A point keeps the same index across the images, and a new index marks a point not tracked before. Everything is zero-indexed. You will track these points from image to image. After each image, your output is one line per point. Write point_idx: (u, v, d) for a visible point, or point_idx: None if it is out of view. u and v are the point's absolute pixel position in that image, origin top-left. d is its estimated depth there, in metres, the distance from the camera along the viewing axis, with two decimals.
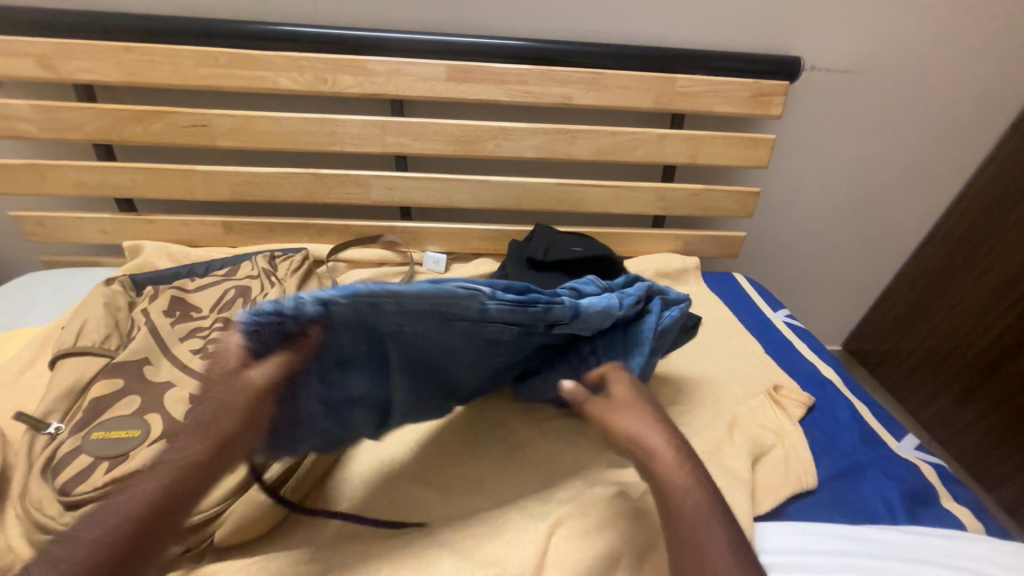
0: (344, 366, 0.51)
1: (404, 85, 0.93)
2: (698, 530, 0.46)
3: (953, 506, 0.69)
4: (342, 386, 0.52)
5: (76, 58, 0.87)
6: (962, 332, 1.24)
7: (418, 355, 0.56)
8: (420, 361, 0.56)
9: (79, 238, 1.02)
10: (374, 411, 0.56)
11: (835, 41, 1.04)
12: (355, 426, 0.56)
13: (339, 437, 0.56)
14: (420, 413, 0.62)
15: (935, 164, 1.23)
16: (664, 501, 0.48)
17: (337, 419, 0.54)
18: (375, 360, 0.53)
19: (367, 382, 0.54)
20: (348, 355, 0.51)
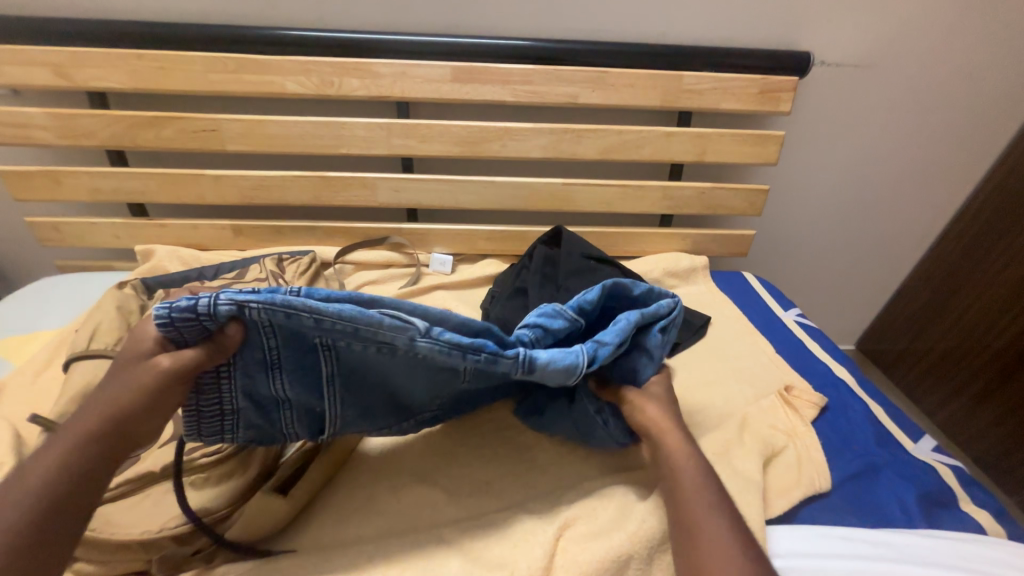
0: (268, 365, 0.51)
1: (410, 87, 0.93)
2: (690, 481, 0.53)
3: (973, 510, 0.67)
4: (267, 381, 0.52)
5: (89, 66, 0.88)
6: (978, 331, 1.21)
7: (354, 367, 0.54)
8: (358, 372, 0.55)
9: (93, 243, 1.04)
10: (307, 413, 0.56)
11: (845, 35, 1.02)
12: (286, 425, 0.56)
13: (272, 434, 0.56)
14: (365, 425, 0.60)
15: (949, 159, 1.20)
16: (666, 454, 0.56)
17: (266, 413, 0.55)
18: (306, 364, 0.53)
19: (297, 383, 0.54)
20: (270, 352, 0.51)
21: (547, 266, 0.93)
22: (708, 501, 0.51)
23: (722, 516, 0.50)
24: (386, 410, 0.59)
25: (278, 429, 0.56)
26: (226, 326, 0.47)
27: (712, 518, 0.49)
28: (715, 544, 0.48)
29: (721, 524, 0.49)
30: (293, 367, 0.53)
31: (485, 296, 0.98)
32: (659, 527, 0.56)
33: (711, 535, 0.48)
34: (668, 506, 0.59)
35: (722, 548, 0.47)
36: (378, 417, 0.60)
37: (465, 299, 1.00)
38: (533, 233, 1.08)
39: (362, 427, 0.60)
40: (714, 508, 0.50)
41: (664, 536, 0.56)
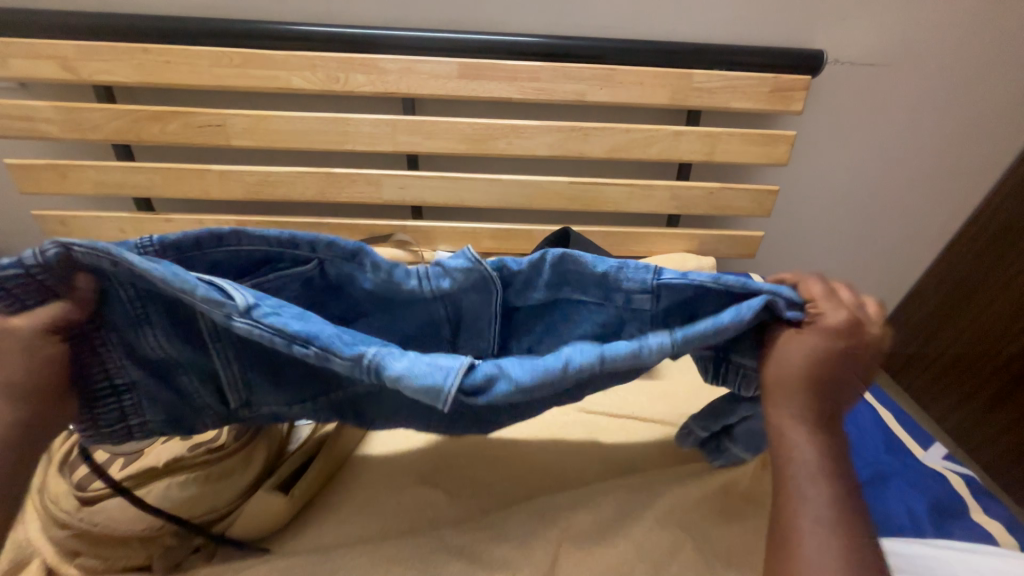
0: (132, 323, 0.43)
1: (416, 83, 0.93)
2: (809, 473, 0.40)
3: (984, 520, 0.65)
4: (141, 343, 0.44)
5: (95, 59, 0.88)
6: (991, 336, 1.18)
7: (241, 328, 0.45)
8: (248, 334, 0.45)
9: (99, 237, 1.04)
10: (205, 376, 0.48)
11: (859, 33, 1.00)
12: (189, 392, 0.48)
13: (183, 410, 0.48)
14: (283, 396, 0.49)
15: (963, 160, 1.18)
16: (784, 435, 0.43)
17: (161, 386, 0.46)
18: (185, 322, 0.44)
19: (181, 345, 0.45)
20: (132, 306, 0.42)
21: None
22: (825, 506, 0.39)
23: (843, 531, 0.37)
24: (306, 385, 0.49)
25: (186, 402, 0.48)
26: (74, 281, 0.39)
27: (825, 526, 0.38)
28: (814, 558, 0.36)
29: (833, 538, 0.37)
30: (173, 325, 0.44)
31: None
32: (664, 537, 0.55)
33: (816, 544, 0.37)
34: (673, 514, 0.58)
35: (826, 563, 0.36)
36: (296, 392, 0.49)
37: None
38: (539, 232, 1.07)
39: (283, 399, 0.50)
40: (832, 517, 0.38)
41: (670, 547, 0.55)
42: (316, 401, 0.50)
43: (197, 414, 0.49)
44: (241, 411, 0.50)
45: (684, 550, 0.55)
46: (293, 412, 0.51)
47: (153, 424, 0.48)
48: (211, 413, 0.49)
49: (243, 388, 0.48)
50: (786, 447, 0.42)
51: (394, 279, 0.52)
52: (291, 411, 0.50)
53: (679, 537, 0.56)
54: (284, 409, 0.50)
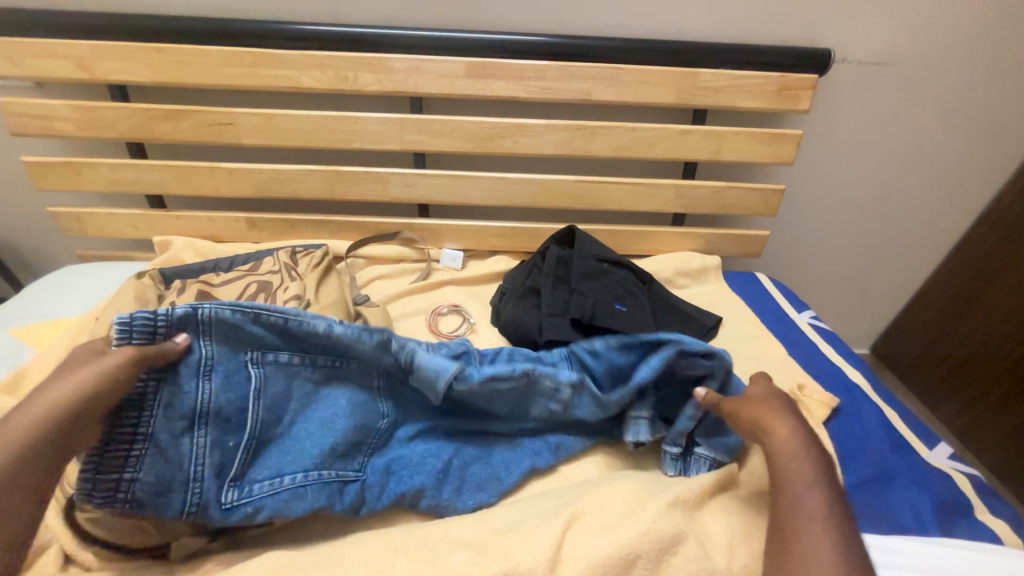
0: (199, 373, 0.59)
1: (423, 82, 0.94)
2: (800, 482, 0.48)
3: (989, 519, 0.65)
4: (194, 395, 0.58)
5: (110, 59, 0.90)
6: (1000, 337, 1.18)
7: (277, 394, 0.63)
8: (279, 399, 0.63)
9: (112, 233, 1.06)
10: (217, 440, 0.58)
11: (867, 32, 1.00)
12: (193, 456, 0.56)
13: (176, 478, 0.54)
14: (275, 469, 0.60)
15: (973, 160, 1.17)
16: (774, 455, 0.52)
17: (178, 443, 0.56)
18: (233, 383, 0.61)
19: (221, 404, 0.59)
20: (207, 361, 0.60)
21: (559, 267, 0.93)
22: (817, 507, 0.46)
23: (833, 525, 0.44)
24: (299, 453, 0.61)
25: (184, 468, 0.55)
26: (185, 331, 0.59)
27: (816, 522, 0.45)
28: (814, 550, 0.43)
29: (825, 531, 0.44)
30: (225, 382, 0.60)
31: (496, 292, 0.98)
32: (668, 528, 0.56)
33: (813, 536, 0.44)
34: (677, 508, 0.58)
35: (822, 554, 0.42)
36: (291, 461, 0.60)
37: (474, 295, 1.01)
38: (545, 230, 1.07)
39: (272, 475, 0.59)
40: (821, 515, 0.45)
41: (673, 538, 0.56)
42: (303, 472, 0.60)
43: (184, 489, 0.55)
44: (227, 493, 0.57)
45: (685, 543, 0.56)
46: (273, 496, 0.58)
47: (139, 487, 0.52)
48: (201, 488, 0.55)
49: (245, 459, 0.59)
50: (777, 463, 0.51)
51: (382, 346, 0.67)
52: (276, 488, 0.58)
53: (681, 531, 0.56)
54: (268, 489, 0.58)
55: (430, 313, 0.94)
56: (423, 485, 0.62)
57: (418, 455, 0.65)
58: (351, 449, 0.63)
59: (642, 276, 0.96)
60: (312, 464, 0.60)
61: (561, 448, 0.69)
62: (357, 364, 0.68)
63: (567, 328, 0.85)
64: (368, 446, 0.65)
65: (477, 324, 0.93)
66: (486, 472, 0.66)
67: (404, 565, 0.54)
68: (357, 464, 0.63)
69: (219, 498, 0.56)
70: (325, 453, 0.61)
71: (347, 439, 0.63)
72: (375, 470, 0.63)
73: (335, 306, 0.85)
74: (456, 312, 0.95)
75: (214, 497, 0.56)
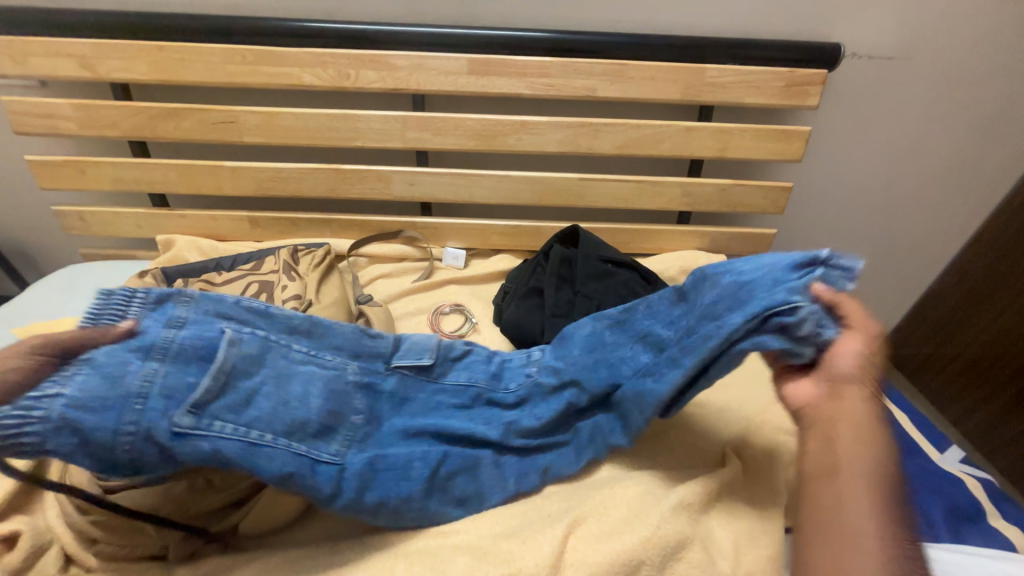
0: (169, 323, 0.55)
1: (426, 80, 0.93)
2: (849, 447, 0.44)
3: (1002, 525, 0.64)
4: (156, 338, 0.53)
5: (113, 57, 0.90)
6: (1010, 337, 1.16)
7: (252, 355, 0.57)
8: (255, 361, 0.57)
9: (116, 232, 1.07)
10: (172, 376, 0.52)
11: (879, 25, 0.97)
12: (141, 381, 0.50)
13: (110, 399, 0.48)
14: (246, 421, 0.53)
15: (986, 157, 1.15)
16: (841, 416, 0.46)
17: (127, 373, 0.50)
18: (204, 337, 0.55)
19: (184, 350, 0.54)
20: (180, 317, 0.56)
21: (562, 267, 0.92)
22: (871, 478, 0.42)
23: (876, 496, 0.41)
24: (272, 418, 0.55)
25: (127, 389, 0.49)
26: (165, 301, 0.57)
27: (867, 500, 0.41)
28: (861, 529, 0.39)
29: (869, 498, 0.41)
30: (195, 332, 0.55)
31: (499, 292, 0.98)
32: (672, 533, 0.55)
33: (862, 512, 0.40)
34: (684, 513, 0.57)
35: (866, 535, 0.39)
36: (251, 425, 0.53)
37: (477, 295, 1.00)
38: (548, 229, 1.06)
39: (239, 425, 0.53)
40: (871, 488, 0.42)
41: (677, 544, 0.55)
42: (274, 436, 0.54)
43: (125, 407, 0.49)
44: (182, 418, 0.50)
45: (690, 548, 0.55)
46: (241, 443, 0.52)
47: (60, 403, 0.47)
48: (146, 409, 0.49)
49: (212, 391, 0.53)
50: (839, 430, 0.46)
51: (360, 336, 0.65)
52: (242, 441, 0.52)
53: (686, 535, 0.55)
54: (225, 432, 0.52)
55: (432, 312, 0.94)
56: (410, 494, 0.58)
57: (404, 456, 0.60)
58: (325, 431, 0.57)
59: (646, 274, 0.95)
60: (284, 430, 0.55)
61: (551, 469, 0.64)
62: (334, 358, 0.63)
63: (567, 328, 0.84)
64: (348, 437, 0.59)
65: (480, 323, 0.93)
66: (471, 487, 0.61)
67: (405, 569, 0.54)
68: (333, 451, 0.57)
69: (154, 433, 0.49)
70: (287, 429, 0.55)
71: (320, 421, 0.57)
72: (357, 462, 0.57)
73: (336, 306, 0.85)
74: (458, 311, 0.95)
75: (165, 418, 0.50)
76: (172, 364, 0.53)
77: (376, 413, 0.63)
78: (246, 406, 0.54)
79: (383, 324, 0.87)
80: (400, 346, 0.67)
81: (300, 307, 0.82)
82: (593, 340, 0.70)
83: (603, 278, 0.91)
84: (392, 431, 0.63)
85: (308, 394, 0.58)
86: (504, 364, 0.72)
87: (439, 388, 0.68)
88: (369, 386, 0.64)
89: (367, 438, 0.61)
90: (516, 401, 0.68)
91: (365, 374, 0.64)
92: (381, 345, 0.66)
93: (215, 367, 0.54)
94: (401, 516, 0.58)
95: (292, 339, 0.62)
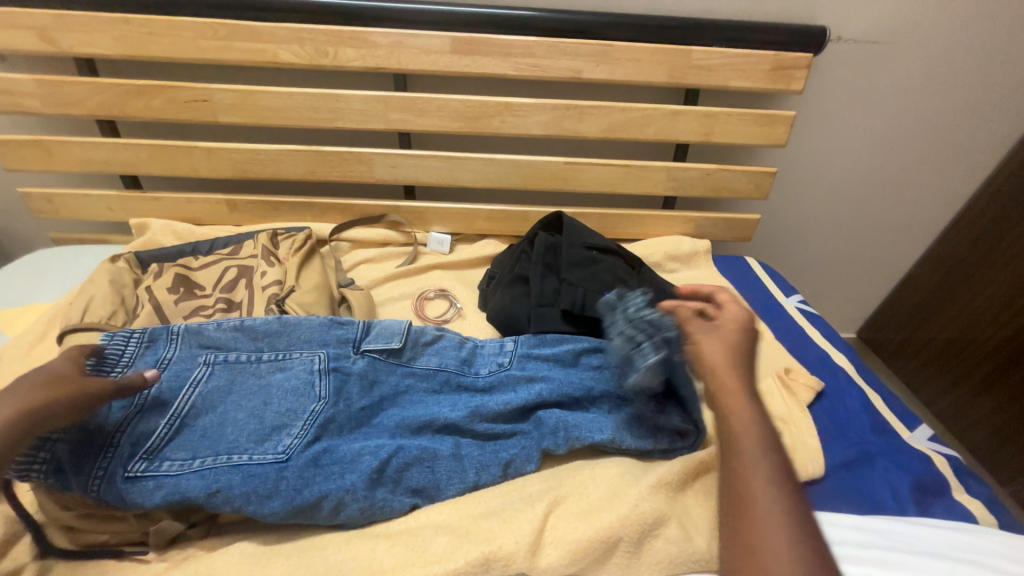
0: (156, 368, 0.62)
1: (408, 58, 0.90)
2: (750, 446, 0.47)
3: (965, 499, 0.67)
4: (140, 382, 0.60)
5: (77, 30, 0.85)
6: (983, 321, 1.20)
7: (219, 385, 0.63)
8: (219, 390, 0.62)
9: (87, 216, 1.03)
10: (149, 416, 0.58)
11: (865, 8, 0.97)
12: (118, 428, 0.56)
13: (95, 444, 0.55)
14: (192, 450, 0.57)
15: (965, 144, 1.16)
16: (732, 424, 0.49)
17: (113, 418, 0.57)
18: (181, 375, 0.62)
19: (163, 389, 0.60)
20: (165, 359, 0.63)
21: (547, 254, 0.92)
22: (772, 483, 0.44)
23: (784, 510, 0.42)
24: (217, 439, 0.58)
25: (108, 431, 0.56)
26: (156, 338, 0.64)
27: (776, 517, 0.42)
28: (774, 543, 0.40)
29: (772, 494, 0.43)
30: (175, 373, 0.62)
31: (484, 277, 0.97)
32: (650, 511, 0.56)
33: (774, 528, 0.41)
34: (661, 491, 0.58)
35: (784, 550, 0.40)
36: (206, 446, 0.57)
37: (462, 280, 0.99)
38: (534, 214, 1.05)
39: (186, 456, 0.56)
40: (776, 486, 0.44)
41: (655, 521, 0.56)
42: (216, 455, 0.57)
43: (99, 456, 0.54)
44: (136, 464, 0.55)
45: (667, 525, 0.56)
46: (176, 478, 0.54)
47: (60, 448, 0.53)
48: (114, 457, 0.54)
49: (165, 436, 0.57)
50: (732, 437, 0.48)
51: (330, 326, 0.70)
52: (185, 468, 0.55)
53: (663, 513, 0.56)
54: (176, 468, 0.55)
55: (416, 298, 0.93)
56: (352, 485, 0.56)
57: (353, 451, 0.60)
58: (272, 433, 0.60)
59: (629, 260, 0.96)
60: (235, 445, 0.58)
61: (511, 465, 0.64)
62: (302, 354, 0.67)
63: (554, 314, 0.84)
64: (300, 430, 0.60)
65: (464, 309, 0.92)
66: (425, 479, 0.60)
67: (386, 549, 0.54)
68: (279, 447, 0.58)
69: (124, 470, 0.54)
70: (243, 439, 0.58)
71: (268, 425, 0.60)
72: (302, 457, 0.57)
73: (317, 291, 0.84)
74: (443, 296, 0.95)
75: (121, 464, 0.54)
76: (148, 404, 0.59)
77: (339, 396, 0.65)
78: (208, 435, 0.58)
79: (367, 308, 0.86)
80: (371, 331, 0.71)
81: (281, 293, 0.81)
82: (566, 357, 0.74)
83: (587, 263, 0.91)
84: (349, 421, 0.64)
85: (270, 402, 0.62)
86: (475, 350, 0.75)
87: (410, 372, 0.70)
88: (336, 370, 0.66)
89: (325, 427, 0.62)
90: (484, 386, 0.70)
91: (332, 360, 0.67)
92: (350, 331, 0.70)
93: (186, 402, 0.60)
94: (345, 513, 0.57)
95: (263, 349, 0.67)
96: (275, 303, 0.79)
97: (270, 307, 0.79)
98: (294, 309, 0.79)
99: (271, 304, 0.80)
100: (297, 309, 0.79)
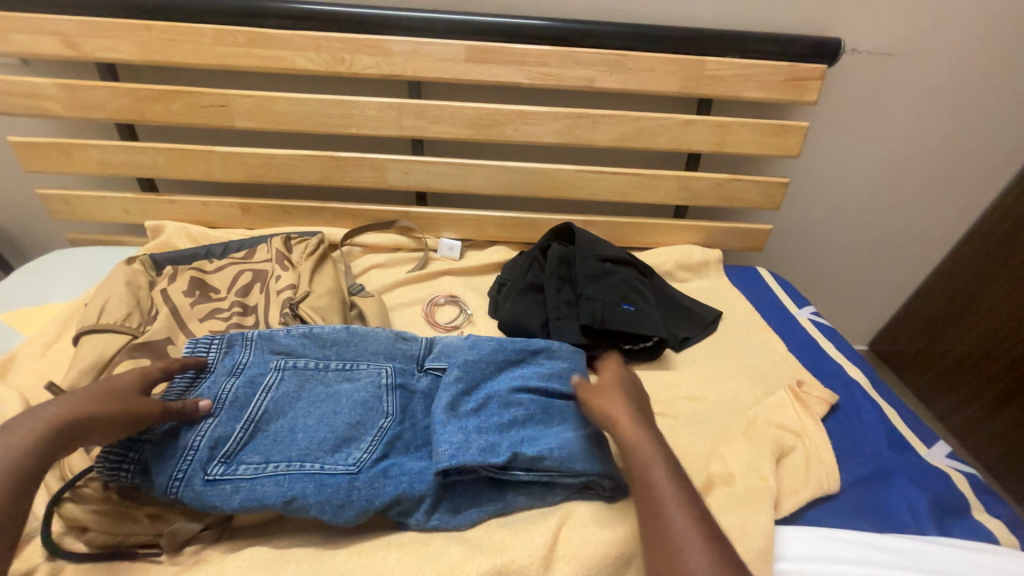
0: (231, 373, 0.62)
1: (423, 66, 0.91)
2: (654, 471, 0.51)
3: (986, 518, 0.65)
4: (218, 387, 0.61)
5: (98, 36, 0.87)
6: (997, 337, 1.18)
7: (288, 392, 0.63)
8: (289, 396, 0.63)
9: (103, 218, 1.04)
10: (226, 422, 0.58)
11: (880, 21, 0.97)
12: (198, 430, 0.56)
13: (176, 446, 0.55)
14: (265, 455, 0.57)
15: (980, 156, 1.15)
16: (625, 447, 0.55)
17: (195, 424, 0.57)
18: (256, 381, 0.62)
19: (238, 394, 0.61)
20: (240, 364, 0.63)
21: (561, 266, 0.91)
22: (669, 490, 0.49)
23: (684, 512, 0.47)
24: (291, 444, 0.58)
25: (182, 437, 0.56)
26: (233, 344, 0.65)
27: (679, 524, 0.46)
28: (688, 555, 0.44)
29: (686, 511, 0.47)
30: (250, 380, 0.62)
31: (494, 284, 0.97)
32: None
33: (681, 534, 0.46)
34: None
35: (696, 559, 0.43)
36: (280, 450, 0.58)
37: (473, 286, 1.00)
38: (545, 221, 1.05)
39: (260, 460, 0.56)
40: (679, 497, 0.49)
41: None
42: (287, 462, 0.57)
43: (177, 457, 0.54)
44: (214, 467, 0.55)
45: None
46: (252, 483, 0.54)
47: (148, 449, 0.55)
48: (192, 459, 0.55)
49: (241, 440, 0.57)
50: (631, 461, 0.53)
51: (395, 342, 0.72)
52: (260, 473, 0.55)
53: None
54: (251, 472, 0.55)
55: (426, 303, 0.93)
56: (423, 495, 0.57)
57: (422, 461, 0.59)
58: (343, 443, 0.59)
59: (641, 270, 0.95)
60: (305, 453, 0.58)
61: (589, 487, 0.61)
62: (369, 365, 0.68)
63: (569, 324, 0.83)
64: (369, 444, 0.60)
65: (474, 315, 0.93)
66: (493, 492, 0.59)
67: (398, 559, 0.54)
68: (350, 458, 0.58)
69: (205, 473, 0.54)
70: (314, 448, 0.58)
71: (339, 434, 0.60)
72: (371, 469, 0.57)
73: (329, 296, 0.84)
74: (453, 302, 0.95)
75: (199, 468, 0.54)
76: (226, 409, 0.59)
77: (407, 412, 0.65)
78: (278, 443, 0.58)
79: (380, 314, 0.86)
80: (433, 348, 0.73)
81: (295, 297, 0.81)
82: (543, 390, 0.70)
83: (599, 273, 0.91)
84: (415, 438, 0.63)
85: (336, 413, 0.62)
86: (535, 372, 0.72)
87: None
88: (402, 386, 0.67)
89: (394, 441, 0.61)
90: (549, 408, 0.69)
91: (398, 375, 0.68)
92: (414, 348, 0.72)
93: (259, 409, 0.60)
94: (412, 521, 0.57)
95: (332, 360, 0.68)
96: (288, 309, 0.79)
97: (283, 312, 0.79)
98: (307, 314, 0.79)
99: (284, 309, 0.79)
100: (311, 313, 0.79)
